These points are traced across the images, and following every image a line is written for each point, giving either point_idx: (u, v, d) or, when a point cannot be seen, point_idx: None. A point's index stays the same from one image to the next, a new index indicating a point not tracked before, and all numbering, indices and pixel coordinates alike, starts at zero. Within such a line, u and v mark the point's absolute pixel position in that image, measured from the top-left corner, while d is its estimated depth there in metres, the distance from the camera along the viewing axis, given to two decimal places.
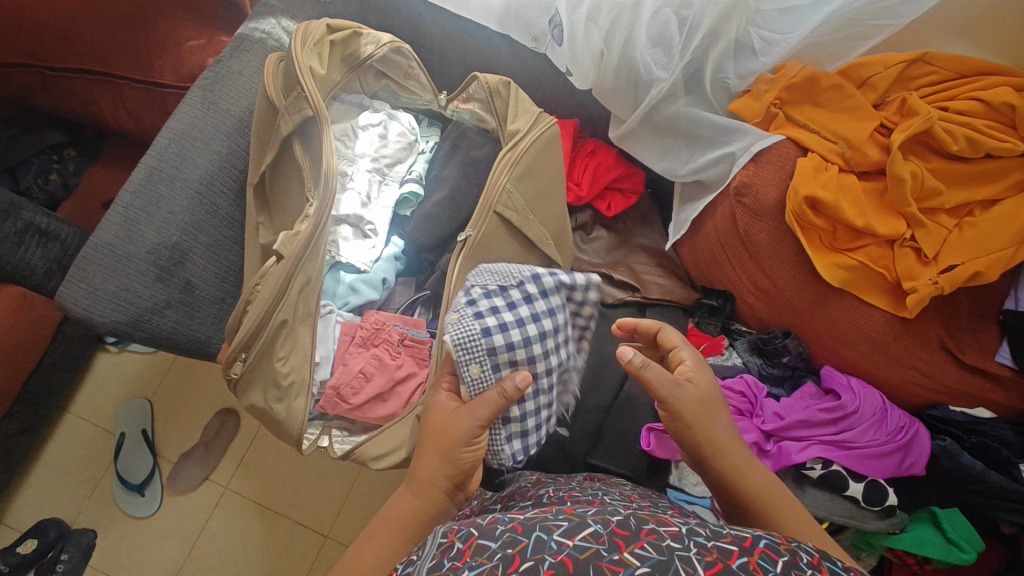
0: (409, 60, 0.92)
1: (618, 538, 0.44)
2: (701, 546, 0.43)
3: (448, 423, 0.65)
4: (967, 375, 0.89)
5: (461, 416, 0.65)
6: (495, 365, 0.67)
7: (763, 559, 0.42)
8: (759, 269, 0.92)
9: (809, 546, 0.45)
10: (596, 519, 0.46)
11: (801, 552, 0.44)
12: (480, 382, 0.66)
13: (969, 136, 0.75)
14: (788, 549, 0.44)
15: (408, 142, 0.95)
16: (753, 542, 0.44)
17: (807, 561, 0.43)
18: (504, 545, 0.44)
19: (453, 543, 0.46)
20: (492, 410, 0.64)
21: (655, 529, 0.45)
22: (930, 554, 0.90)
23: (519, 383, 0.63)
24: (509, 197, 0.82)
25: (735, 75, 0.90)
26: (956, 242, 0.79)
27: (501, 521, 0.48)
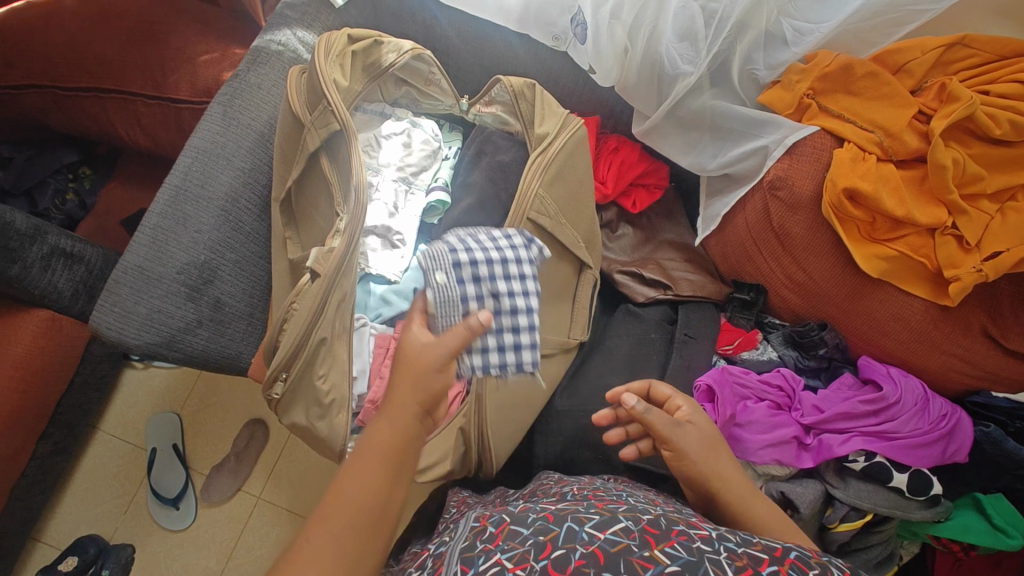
0: (430, 66, 0.91)
1: (648, 536, 0.46)
2: (731, 552, 0.45)
3: (417, 355, 0.58)
4: (1011, 362, 0.87)
5: (433, 345, 0.58)
6: (460, 278, 0.65)
7: (793, 568, 0.43)
8: (793, 262, 0.91)
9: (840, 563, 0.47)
10: (627, 517, 0.48)
11: (831, 567, 0.46)
12: (445, 290, 0.65)
13: (1013, 120, 0.73)
14: (820, 563, 0.45)
15: (433, 148, 0.95)
16: (784, 553, 0.46)
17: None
18: (535, 532, 0.47)
19: (486, 527, 0.49)
20: (460, 341, 0.58)
21: (685, 530, 0.47)
22: (976, 541, 0.90)
23: (485, 318, 0.58)
24: (541, 202, 0.80)
25: (765, 66, 0.88)
26: (998, 229, 0.77)
27: (533, 511, 0.51)
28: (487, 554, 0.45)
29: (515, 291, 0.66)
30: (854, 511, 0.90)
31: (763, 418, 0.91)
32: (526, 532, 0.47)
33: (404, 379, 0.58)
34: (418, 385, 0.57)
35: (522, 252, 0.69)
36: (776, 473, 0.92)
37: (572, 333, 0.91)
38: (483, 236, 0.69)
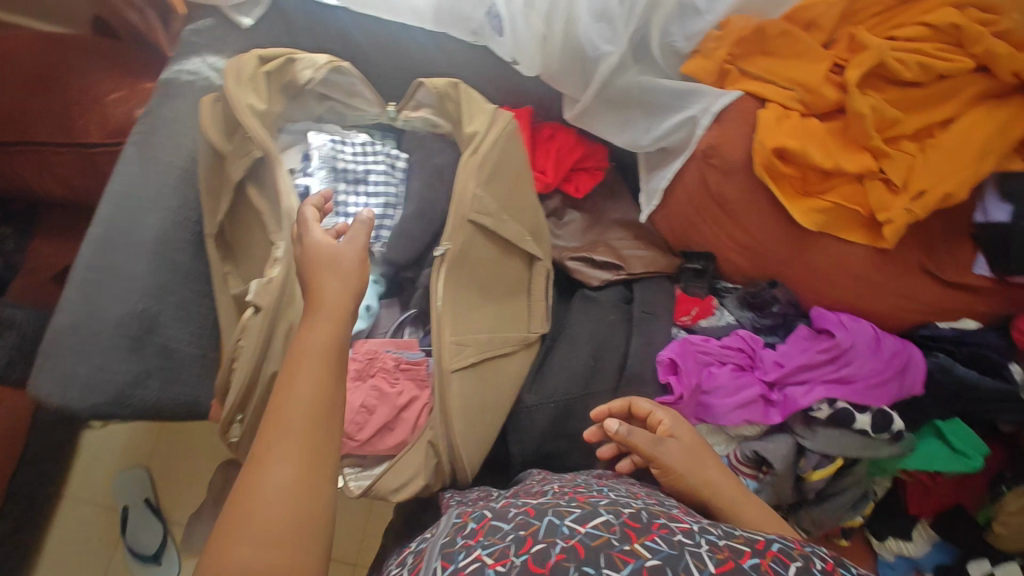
0: (351, 77, 0.89)
1: (629, 529, 0.45)
2: (712, 544, 0.45)
3: (327, 255, 0.66)
4: (951, 293, 0.90)
5: (347, 246, 0.67)
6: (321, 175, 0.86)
7: (775, 563, 0.44)
8: (737, 227, 0.92)
9: (824, 553, 0.47)
10: (608, 510, 0.48)
11: (815, 558, 0.45)
12: (307, 181, 0.86)
13: (920, 62, 0.76)
14: (802, 554, 0.45)
15: (370, 156, 0.89)
16: (766, 546, 0.45)
17: (821, 566, 0.45)
18: (516, 527, 0.46)
19: (466, 522, 0.49)
20: (363, 240, 0.68)
21: (667, 523, 0.47)
22: (943, 467, 0.95)
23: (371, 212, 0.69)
24: (480, 202, 0.79)
25: (682, 37, 0.87)
26: (920, 168, 0.80)
27: (514, 506, 0.50)
28: (467, 550, 0.45)
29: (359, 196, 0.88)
30: (825, 458, 0.93)
31: (728, 382, 0.93)
32: (507, 527, 0.47)
33: (320, 286, 0.65)
34: (336, 285, 0.65)
35: (374, 166, 0.89)
36: (747, 432, 0.95)
37: (531, 326, 0.91)
38: (351, 147, 0.89)
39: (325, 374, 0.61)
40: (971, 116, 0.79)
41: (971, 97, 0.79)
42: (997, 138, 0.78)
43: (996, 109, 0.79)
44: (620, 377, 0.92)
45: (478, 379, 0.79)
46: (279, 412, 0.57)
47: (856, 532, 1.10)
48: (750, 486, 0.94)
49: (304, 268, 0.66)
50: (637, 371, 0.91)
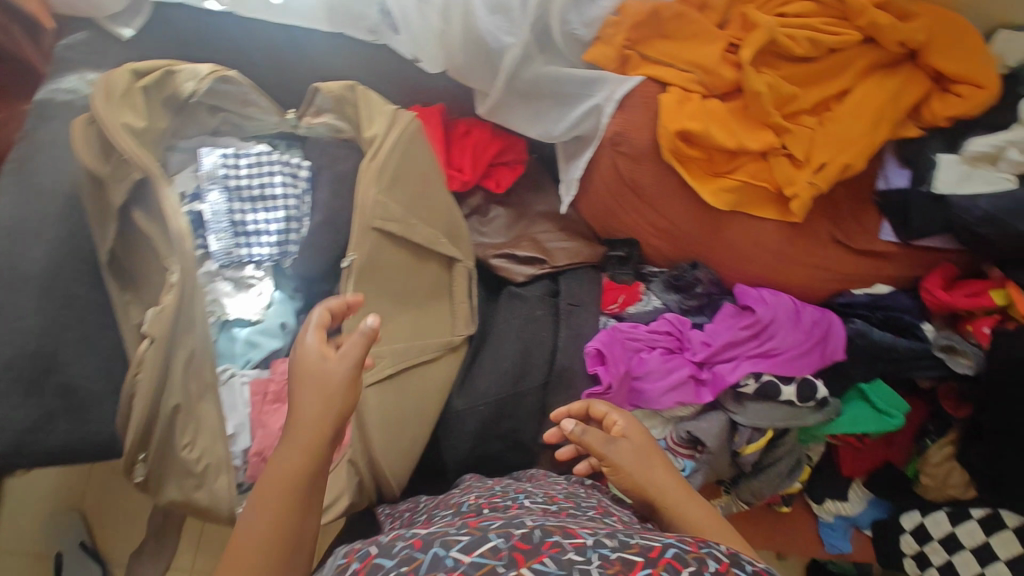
0: (241, 86, 0.84)
1: (518, 553, 0.45)
2: (604, 559, 0.46)
3: (318, 372, 0.60)
4: (863, 260, 0.92)
5: (337, 361, 0.61)
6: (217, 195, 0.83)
7: (666, 569, 0.45)
8: (653, 211, 0.92)
9: (717, 553, 0.49)
10: (497, 533, 0.47)
11: (709, 560, 0.48)
12: (203, 203, 0.83)
13: (809, 36, 0.77)
14: (696, 558, 0.48)
15: (266, 168, 0.85)
16: (660, 552, 0.48)
17: (714, 568, 0.47)
18: (400, 563, 0.45)
19: (350, 563, 0.47)
20: (357, 349, 0.61)
21: (558, 540, 0.47)
22: (866, 428, 0.98)
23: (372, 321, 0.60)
24: (384, 209, 0.76)
25: (581, 24, 0.86)
26: (821, 140, 0.81)
27: (402, 536, 0.49)
28: None
29: (257, 215, 0.85)
30: (756, 431, 0.96)
31: (658, 366, 0.94)
32: (391, 563, 0.45)
33: (303, 405, 0.59)
34: (321, 408, 0.60)
35: (273, 180, 0.85)
36: (681, 413, 0.96)
37: (456, 329, 0.89)
38: (247, 162, 0.85)
39: (290, 510, 0.56)
40: (863, 87, 0.80)
41: (862, 69, 0.81)
42: (888, 106, 0.80)
43: (886, 78, 0.81)
44: (550, 372, 0.91)
45: (395, 390, 0.78)
46: (235, 555, 0.54)
47: (796, 497, 1.13)
48: (687, 466, 0.95)
49: (293, 383, 0.61)
50: (566, 364, 0.91)
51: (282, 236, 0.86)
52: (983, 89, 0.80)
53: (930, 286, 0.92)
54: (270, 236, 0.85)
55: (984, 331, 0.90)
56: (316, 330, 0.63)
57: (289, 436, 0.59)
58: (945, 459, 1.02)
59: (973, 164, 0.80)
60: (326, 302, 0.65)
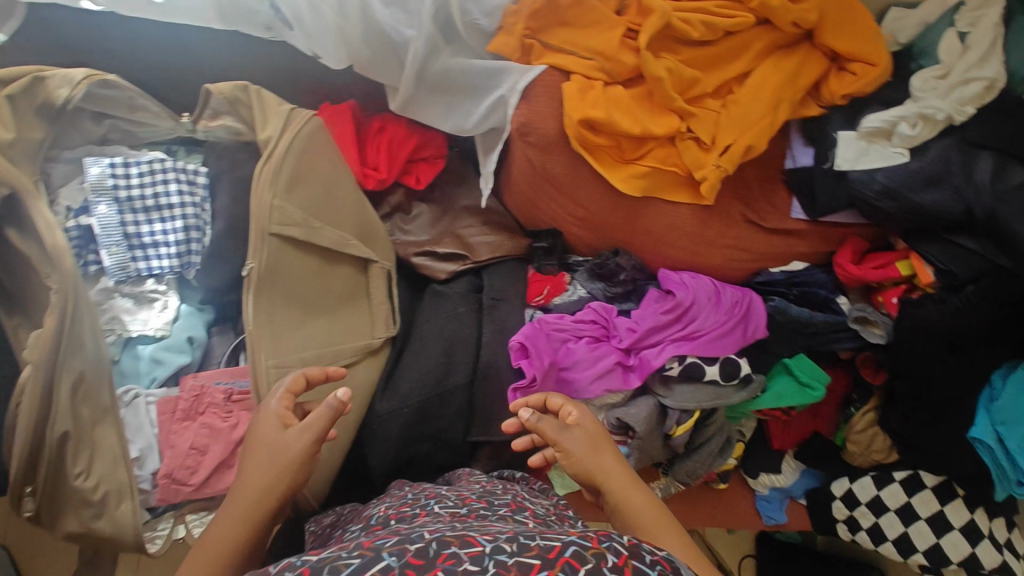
0: (124, 90, 0.79)
1: (411, 570, 0.45)
2: (499, 566, 0.46)
3: (278, 437, 0.65)
4: (776, 239, 0.94)
5: (298, 435, 0.65)
6: (105, 207, 0.79)
7: (563, 570, 0.46)
8: (570, 200, 0.92)
9: (618, 544, 0.50)
10: (390, 552, 0.47)
11: (607, 555, 0.48)
12: (90, 217, 0.78)
13: (703, 20, 0.76)
14: (596, 553, 0.48)
15: (160, 176, 0.80)
16: (559, 552, 0.47)
17: (612, 564, 0.48)
18: None
19: None
20: (320, 423, 0.65)
21: (454, 552, 0.47)
22: (790, 401, 1.00)
23: (343, 395, 0.65)
24: (282, 213, 0.74)
25: (481, 14, 0.84)
26: (725, 122, 0.81)
27: (292, 567, 0.47)
28: None
29: (153, 226, 0.80)
30: (685, 412, 0.96)
31: (586, 355, 0.93)
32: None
33: (262, 458, 0.64)
34: (276, 471, 0.64)
35: (167, 188, 0.81)
36: (612, 401, 0.95)
37: (375, 332, 0.87)
38: (138, 170, 0.80)
39: (238, 549, 0.61)
40: (763, 69, 0.81)
41: (760, 50, 0.81)
42: (787, 86, 0.81)
43: (784, 59, 0.82)
44: (475, 370, 0.90)
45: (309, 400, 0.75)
46: None
47: (732, 474, 1.15)
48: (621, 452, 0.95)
49: (255, 442, 0.65)
50: (491, 360, 0.90)
51: (182, 247, 0.82)
52: (876, 66, 0.81)
53: (842, 261, 0.94)
54: (169, 247, 0.81)
55: (893, 302, 0.92)
56: (284, 396, 0.68)
57: (245, 484, 0.64)
58: (868, 425, 1.05)
59: (869, 141, 0.82)
60: (300, 373, 0.70)
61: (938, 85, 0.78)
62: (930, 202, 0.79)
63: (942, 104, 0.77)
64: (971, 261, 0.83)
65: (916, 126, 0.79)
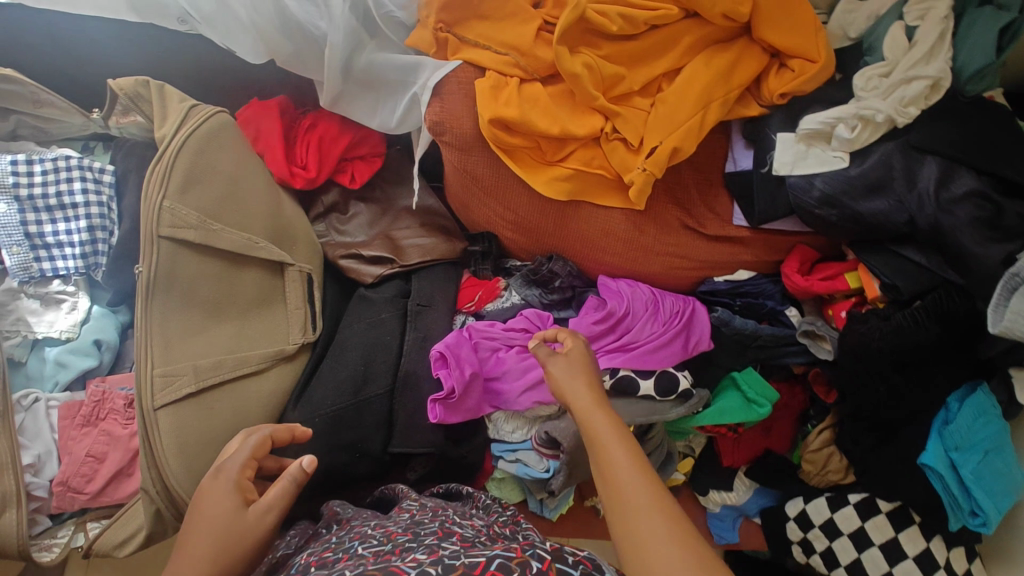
0: (24, 85, 0.77)
1: None
2: None
3: (234, 518, 0.57)
4: (717, 246, 0.88)
5: (262, 514, 0.58)
6: (11, 205, 0.77)
7: None
8: (499, 204, 0.86)
9: (540, 553, 0.51)
10: None
11: (530, 562, 0.49)
12: None
13: (622, 13, 0.71)
14: (519, 563, 0.49)
15: (64, 174, 0.79)
16: (485, 566, 0.48)
17: (536, 568, 0.49)
18: None
19: None
20: (280, 494, 0.60)
21: None
22: (734, 418, 0.92)
23: (309, 465, 0.62)
24: (175, 215, 0.72)
25: (397, 7, 0.83)
26: (652, 122, 0.76)
27: None
28: None
29: (56, 228, 0.79)
30: None
31: (515, 365, 0.88)
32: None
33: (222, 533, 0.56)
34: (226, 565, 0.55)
35: (73, 188, 0.79)
36: (545, 412, 0.91)
37: (291, 336, 0.83)
38: (46, 168, 0.78)
39: None
40: (693, 64, 0.76)
41: (691, 44, 0.76)
42: (718, 84, 0.76)
43: (718, 54, 0.76)
44: (395, 379, 0.86)
45: (199, 410, 0.72)
46: None
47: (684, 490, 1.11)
48: (551, 467, 0.91)
49: (198, 515, 0.57)
50: (412, 370, 0.86)
51: (87, 247, 0.80)
52: (816, 63, 0.76)
53: (789, 271, 0.87)
54: (73, 247, 0.79)
55: (841, 315, 0.86)
56: (247, 463, 0.61)
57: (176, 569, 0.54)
58: (824, 445, 0.97)
59: (808, 143, 0.76)
60: (270, 430, 0.65)
61: (881, 84, 0.72)
62: (870, 210, 0.73)
63: (882, 104, 0.71)
64: (919, 275, 0.77)
65: (855, 129, 0.73)
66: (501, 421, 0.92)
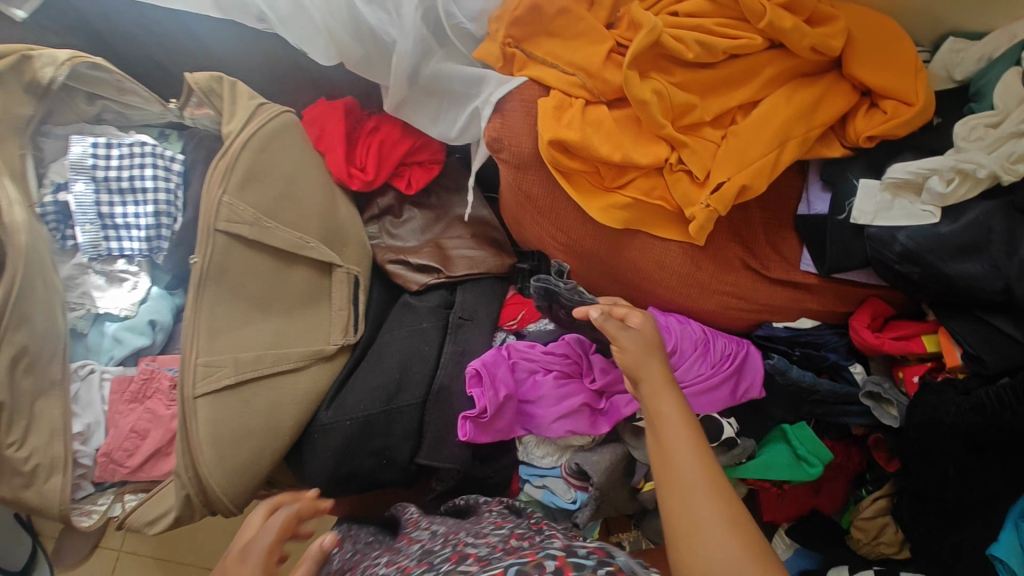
0: (112, 74, 0.81)
1: None
2: None
3: None
4: (780, 290, 0.83)
5: None
6: (92, 185, 0.81)
7: None
8: (551, 224, 0.84)
9: (552, 550, 0.43)
10: None
11: (542, 561, 0.41)
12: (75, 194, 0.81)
13: (699, 39, 0.68)
14: (533, 565, 0.41)
15: (137, 160, 0.82)
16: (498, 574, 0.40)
17: (551, 567, 0.40)
18: None
19: None
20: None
21: None
22: (779, 475, 0.86)
23: (327, 545, 0.56)
24: (232, 210, 0.73)
25: (467, 19, 0.80)
26: (721, 156, 0.72)
27: None
28: None
29: (126, 211, 0.82)
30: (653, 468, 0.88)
31: (551, 392, 0.85)
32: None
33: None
34: None
35: (145, 173, 0.82)
36: (576, 443, 0.88)
37: (331, 337, 0.84)
38: (123, 153, 0.82)
39: None
40: (774, 98, 0.71)
41: (773, 77, 0.71)
42: (799, 121, 0.71)
43: (801, 89, 0.71)
44: (428, 391, 0.84)
45: (237, 403, 0.73)
46: None
47: None
48: (578, 499, 0.86)
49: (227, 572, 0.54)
50: (447, 384, 0.85)
51: (152, 231, 0.83)
52: (913, 106, 0.70)
53: (858, 325, 0.81)
54: (139, 230, 0.83)
55: (914, 381, 0.79)
56: (273, 547, 0.56)
57: None
58: (878, 513, 0.90)
59: (894, 193, 0.70)
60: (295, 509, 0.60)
61: (986, 136, 0.66)
62: (960, 273, 0.66)
63: (986, 159, 0.64)
64: (1009, 349, 0.69)
65: (951, 182, 0.66)
66: (531, 445, 0.89)
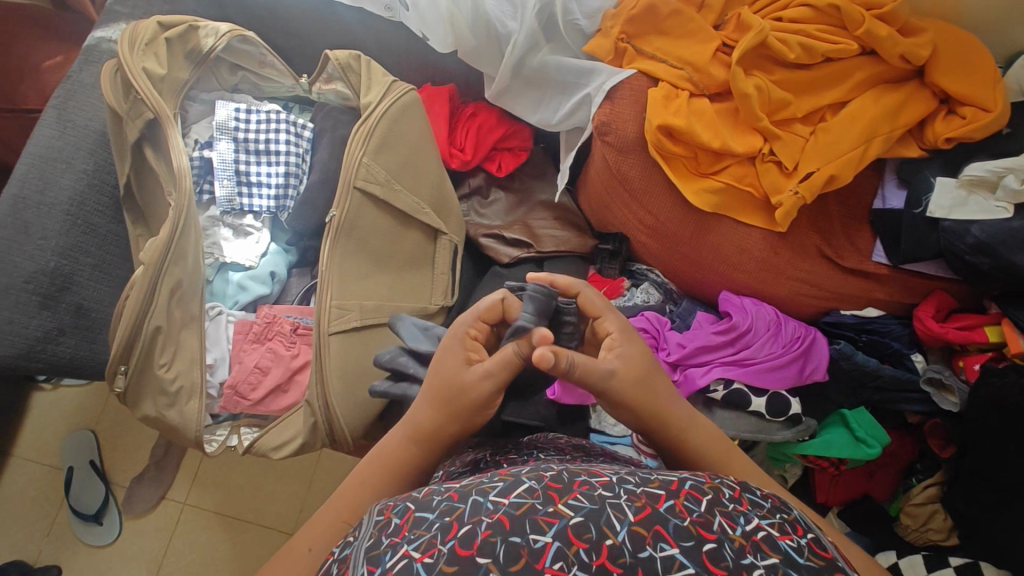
0: (258, 48, 0.90)
1: (552, 491, 0.40)
2: (630, 494, 0.40)
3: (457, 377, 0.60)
4: (851, 280, 0.90)
5: (479, 377, 0.60)
6: (232, 145, 0.90)
7: (688, 500, 0.39)
8: (640, 207, 0.91)
9: (731, 481, 0.43)
10: (530, 476, 0.42)
11: (724, 488, 0.42)
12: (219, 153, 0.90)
13: (802, 42, 0.76)
14: (712, 487, 0.42)
15: (273, 125, 0.91)
16: (679, 484, 0.41)
17: (729, 496, 0.41)
18: (441, 514, 0.40)
19: (388, 520, 0.41)
20: (506, 368, 0.60)
21: (588, 479, 0.41)
22: (840, 454, 0.91)
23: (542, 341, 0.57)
24: (368, 171, 0.81)
25: (583, 15, 0.90)
26: (811, 149, 0.79)
27: (437, 491, 0.43)
28: (393, 551, 0.38)
29: (260, 171, 0.91)
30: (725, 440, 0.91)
31: None
32: (431, 517, 0.40)
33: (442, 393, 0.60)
34: (442, 410, 0.61)
35: (279, 137, 0.91)
36: None
37: (434, 298, 0.92)
38: (260, 119, 0.91)
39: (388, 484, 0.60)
40: (863, 99, 0.79)
41: (862, 81, 0.79)
42: (885, 121, 0.78)
43: (888, 93, 0.79)
44: None
45: (360, 342, 0.81)
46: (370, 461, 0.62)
47: None
48: None
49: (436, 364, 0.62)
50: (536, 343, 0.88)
51: (281, 191, 0.92)
52: (991, 112, 0.77)
53: (924, 315, 0.87)
54: (270, 189, 0.92)
55: (974, 368, 0.85)
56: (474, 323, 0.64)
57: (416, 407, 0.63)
58: (928, 500, 0.95)
59: (969, 190, 0.77)
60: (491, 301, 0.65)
61: None
62: None
63: None
64: None
65: None
66: (604, 412, 0.98)
